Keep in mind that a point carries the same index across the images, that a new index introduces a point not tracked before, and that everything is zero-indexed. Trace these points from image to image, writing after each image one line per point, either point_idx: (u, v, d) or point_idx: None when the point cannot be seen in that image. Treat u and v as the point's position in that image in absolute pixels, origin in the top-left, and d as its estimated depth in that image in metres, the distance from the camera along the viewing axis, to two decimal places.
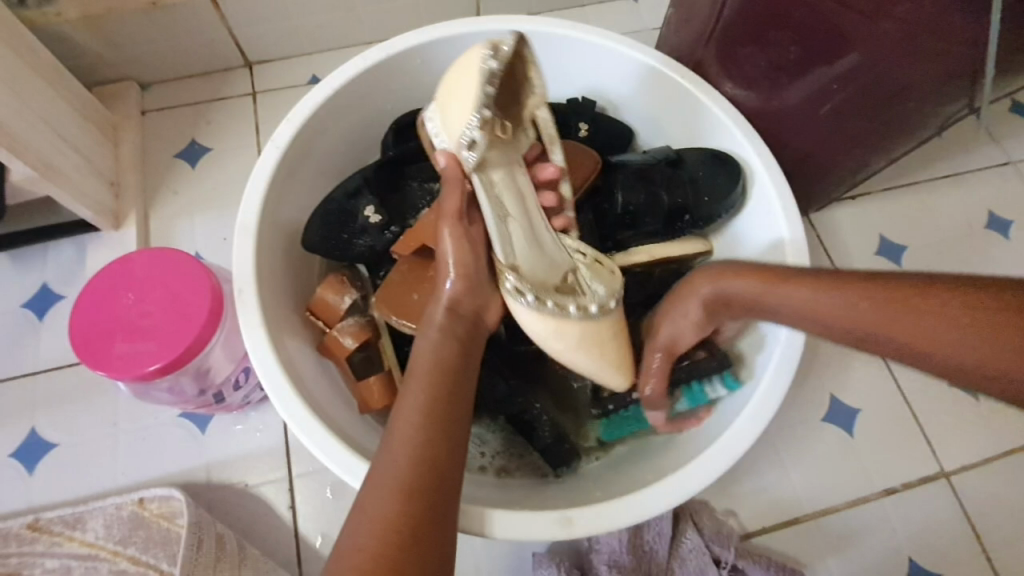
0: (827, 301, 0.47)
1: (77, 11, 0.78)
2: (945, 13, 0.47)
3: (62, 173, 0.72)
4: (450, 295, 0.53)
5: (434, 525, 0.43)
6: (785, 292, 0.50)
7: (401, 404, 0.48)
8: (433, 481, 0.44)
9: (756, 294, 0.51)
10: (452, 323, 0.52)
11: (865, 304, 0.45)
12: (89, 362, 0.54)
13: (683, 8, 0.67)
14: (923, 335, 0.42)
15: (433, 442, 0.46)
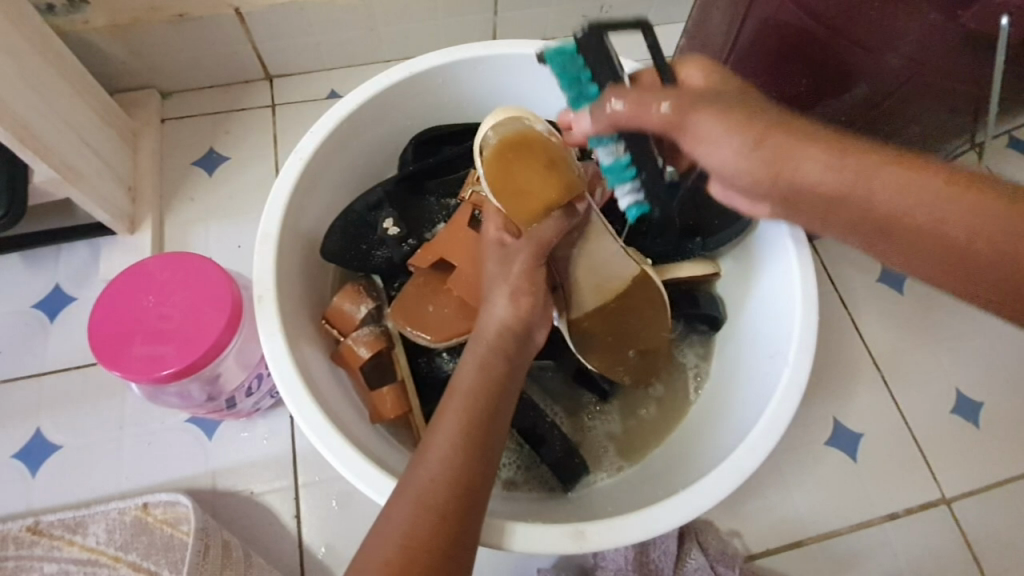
0: (893, 182, 0.36)
1: (106, 20, 0.80)
2: (949, 54, 0.50)
3: (82, 176, 0.73)
4: (503, 316, 0.53)
5: (461, 545, 0.44)
6: (844, 167, 0.37)
7: (437, 423, 0.48)
8: (464, 503, 0.45)
9: (799, 156, 0.38)
10: (500, 344, 0.52)
11: (935, 194, 0.35)
12: (107, 363, 0.54)
13: (698, 38, 0.71)
14: (1010, 238, 0.34)
15: (465, 465, 0.46)
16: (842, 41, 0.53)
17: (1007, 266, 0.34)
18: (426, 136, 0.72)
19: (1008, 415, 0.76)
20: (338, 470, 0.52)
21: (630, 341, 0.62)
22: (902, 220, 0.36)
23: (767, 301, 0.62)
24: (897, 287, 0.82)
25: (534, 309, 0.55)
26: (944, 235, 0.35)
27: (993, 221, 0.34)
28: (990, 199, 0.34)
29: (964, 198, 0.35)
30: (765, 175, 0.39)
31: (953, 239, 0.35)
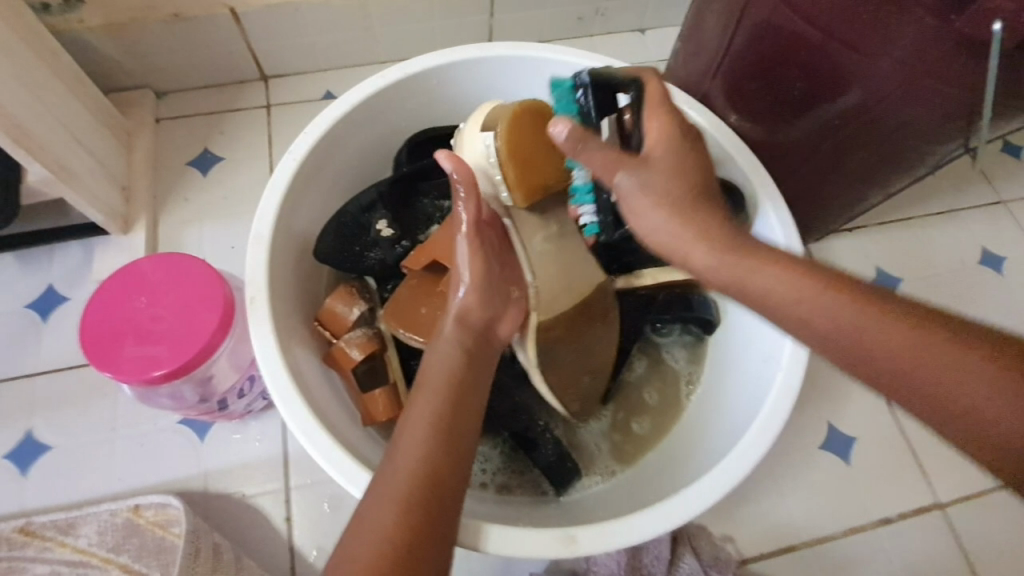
0: (828, 309, 0.42)
1: (101, 19, 0.80)
2: (942, 59, 0.50)
3: (76, 176, 0.73)
4: (463, 304, 0.54)
5: (435, 537, 0.43)
6: (797, 290, 0.43)
7: (408, 416, 0.48)
8: (435, 495, 0.44)
9: (699, 258, 0.45)
10: (464, 332, 0.53)
11: (868, 323, 0.41)
12: (98, 364, 0.54)
13: (693, 41, 0.71)
14: (929, 364, 0.39)
15: (437, 456, 0.46)
16: (835, 43, 0.53)
17: (945, 388, 0.39)
18: (421, 137, 0.72)
19: None
20: (328, 473, 0.52)
21: (585, 366, 0.62)
22: (836, 340, 0.42)
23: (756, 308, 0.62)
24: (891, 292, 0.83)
25: (495, 299, 0.55)
26: (884, 364, 0.41)
27: (921, 353, 0.39)
28: (913, 330, 0.40)
29: (904, 333, 0.40)
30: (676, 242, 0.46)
31: (888, 362, 0.40)
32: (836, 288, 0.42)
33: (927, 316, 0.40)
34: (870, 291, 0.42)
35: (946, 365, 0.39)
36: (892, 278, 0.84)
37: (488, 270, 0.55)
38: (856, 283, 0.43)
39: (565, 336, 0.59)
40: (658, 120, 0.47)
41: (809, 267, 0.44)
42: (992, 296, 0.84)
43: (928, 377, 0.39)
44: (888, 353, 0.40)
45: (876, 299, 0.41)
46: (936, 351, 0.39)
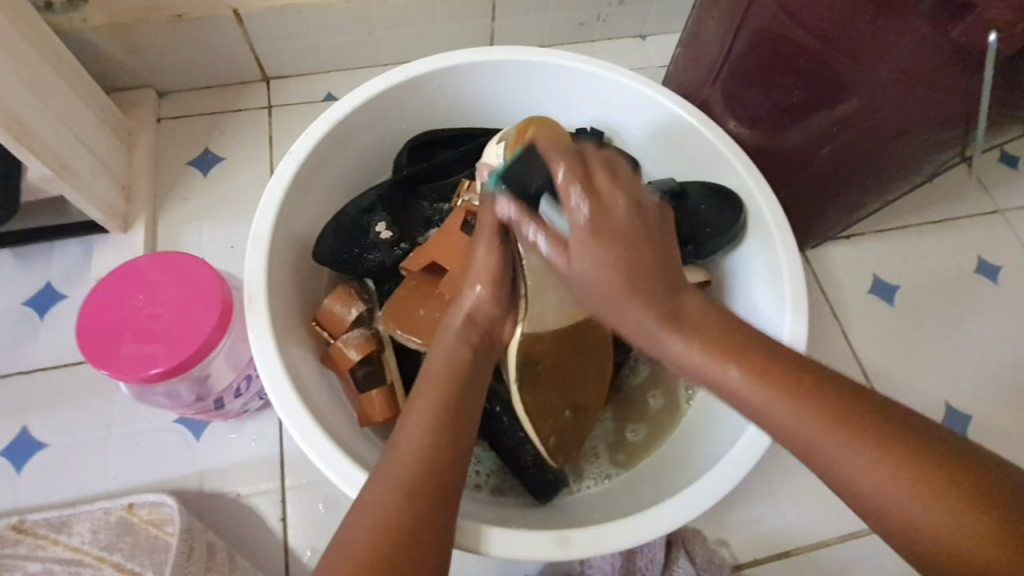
0: (775, 409, 0.40)
1: (104, 19, 0.80)
2: (938, 67, 0.50)
3: (76, 174, 0.73)
4: (474, 301, 0.53)
5: (437, 523, 0.43)
6: (748, 387, 0.41)
7: (410, 407, 0.48)
8: (437, 483, 0.44)
9: (660, 348, 0.44)
10: (470, 327, 0.52)
11: (821, 434, 0.39)
12: (95, 361, 0.54)
13: (693, 48, 0.72)
14: (874, 482, 0.38)
15: (440, 444, 0.46)
16: (833, 52, 0.54)
17: (895, 509, 0.37)
18: (421, 139, 0.72)
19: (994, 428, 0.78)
20: (324, 473, 0.52)
21: (567, 399, 0.61)
22: (785, 437, 0.41)
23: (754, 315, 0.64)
24: (888, 300, 0.83)
25: (506, 296, 0.54)
26: (836, 475, 0.39)
27: (870, 466, 0.38)
28: (865, 444, 0.38)
29: (854, 446, 0.38)
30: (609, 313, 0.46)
31: (840, 473, 0.39)
32: (792, 391, 0.40)
33: (887, 430, 0.38)
34: (834, 390, 0.40)
35: (896, 488, 0.37)
36: (889, 285, 0.84)
37: (501, 269, 0.53)
38: (818, 379, 0.41)
39: (547, 363, 0.58)
40: (590, 212, 0.45)
41: (768, 358, 0.42)
42: (988, 304, 0.84)
43: (875, 496, 0.38)
44: (836, 458, 0.39)
45: (836, 402, 0.40)
46: (887, 471, 0.37)
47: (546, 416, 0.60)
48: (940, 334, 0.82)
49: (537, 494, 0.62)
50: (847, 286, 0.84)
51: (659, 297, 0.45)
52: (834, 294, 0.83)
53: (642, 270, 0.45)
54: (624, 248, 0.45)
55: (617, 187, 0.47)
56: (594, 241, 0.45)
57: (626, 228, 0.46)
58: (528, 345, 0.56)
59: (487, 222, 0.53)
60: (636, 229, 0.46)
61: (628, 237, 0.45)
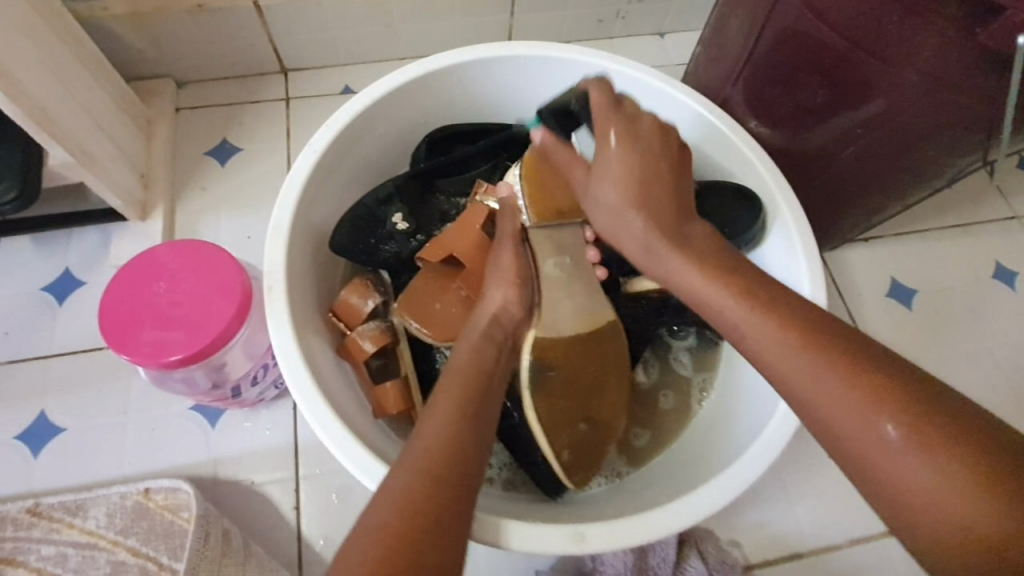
0: (776, 348, 0.42)
1: (126, 8, 0.81)
2: (966, 70, 0.50)
3: (96, 161, 0.73)
4: (501, 301, 0.57)
5: (462, 506, 0.44)
6: (752, 314, 0.44)
7: (432, 401, 0.50)
8: (459, 470, 0.45)
9: (658, 262, 0.50)
10: (491, 328, 0.56)
11: (817, 366, 0.40)
12: (116, 346, 0.55)
13: (714, 46, 0.71)
14: (864, 425, 0.38)
15: (463, 432, 0.47)
16: (858, 53, 0.54)
17: (886, 460, 0.37)
18: (439, 133, 0.73)
19: None
20: (340, 463, 0.52)
21: (581, 409, 0.59)
22: (783, 381, 0.42)
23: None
24: (905, 303, 0.83)
25: (528, 299, 0.58)
26: (822, 412, 0.40)
27: (859, 410, 0.38)
28: (858, 386, 0.39)
29: (850, 391, 0.39)
30: (641, 257, 0.51)
31: (825, 418, 0.40)
32: (796, 326, 0.42)
33: (886, 372, 0.39)
34: (836, 337, 0.41)
35: (885, 431, 0.37)
36: (906, 288, 0.84)
37: (523, 270, 0.59)
38: (824, 323, 0.42)
39: (561, 368, 0.58)
40: (623, 148, 0.52)
41: (774, 300, 0.44)
42: (1005, 310, 0.84)
43: (861, 442, 0.38)
44: (827, 404, 0.39)
45: (835, 344, 0.41)
46: (884, 411, 0.38)
47: (562, 426, 0.59)
48: (957, 338, 0.82)
49: (548, 490, 0.62)
50: (863, 288, 0.83)
51: (669, 228, 0.50)
52: (851, 296, 0.83)
53: (660, 185, 0.51)
54: (642, 160, 0.52)
55: (640, 110, 0.54)
56: (620, 165, 0.51)
57: (637, 153, 0.52)
58: (541, 348, 0.57)
59: (507, 236, 0.61)
60: (659, 155, 0.52)
61: (650, 153, 0.52)
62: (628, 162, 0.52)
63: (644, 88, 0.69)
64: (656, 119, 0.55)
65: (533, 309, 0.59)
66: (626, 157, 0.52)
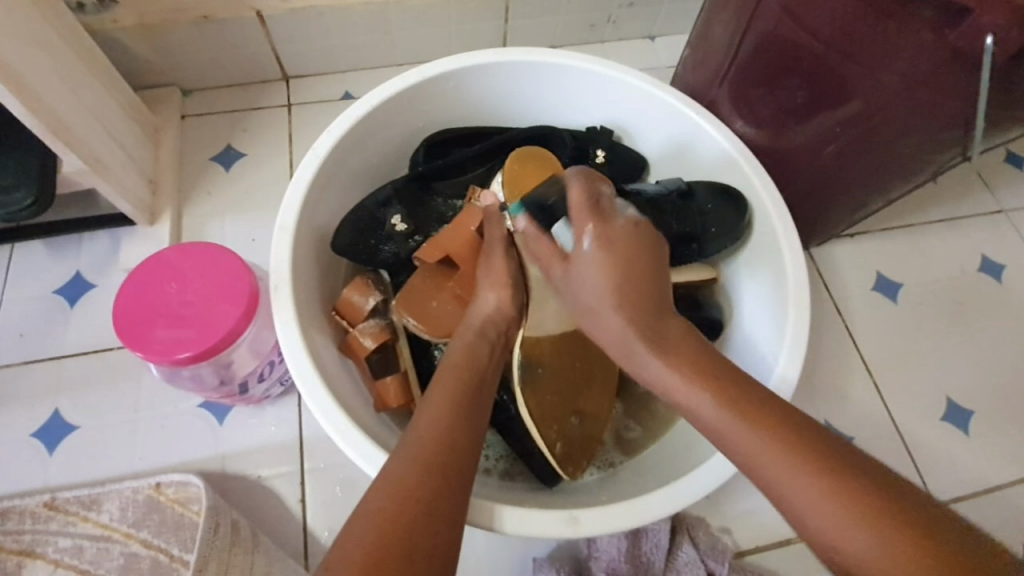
0: (745, 437, 0.42)
1: (133, 19, 0.84)
2: (939, 70, 0.52)
3: (108, 168, 0.76)
4: (493, 304, 0.59)
5: (454, 494, 0.45)
6: (727, 424, 0.43)
7: (427, 396, 0.51)
8: (453, 457, 0.47)
9: (640, 361, 0.48)
10: (486, 327, 0.58)
11: (781, 467, 0.41)
12: (129, 344, 0.57)
13: (700, 49, 0.74)
14: (829, 520, 0.39)
15: (455, 426, 0.49)
16: (836, 55, 0.56)
17: (848, 545, 0.38)
18: (437, 137, 0.75)
19: (997, 424, 0.80)
20: (342, 449, 0.55)
21: (570, 406, 0.64)
22: (748, 466, 0.42)
23: (758, 338, 0.65)
24: (892, 297, 0.85)
25: (519, 302, 0.60)
26: (793, 508, 0.40)
27: (837, 515, 0.39)
28: (833, 486, 0.39)
29: (809, 480, 0.40)
30: (619, 354, 0.50)
31: (799, 513, 0.40)
32: (775, 428, 0.42)
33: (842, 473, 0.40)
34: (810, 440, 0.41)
35: (853, 524, 0.38)
36: (893, 283, 0.86)
37: (515, 273, 0.60)
38: (784, 414, 0.43)
39: (546, 365, 0.62)
40: (602, 252, 0.50)
41: (743, 394, 0.44)
42: (992, 303, 0.86)
43: (830, 531, 0.39)
44: (795, 497, 0.40)
45: (794, 437, 0.42)
46: (847, 508, 0.39)
47: (550, 421, 0.62)
48: (943, 331, 0.84)
49: (543, 478, 0.64)
50: (851, 283, 0.86)
51: (648, 319, 0.48)
52: (839, 291, 0.85)
53: (642, 279, 0.50)
54: (620, 264, 0.50)
55: (619, 210, 0.53)
56: (593, 267, 0.50)
57: (616, 258, 0.50)
58: (527, 347, 0.62)
59: (495, 239, 0.61)
60: (634, 246, 0.51)
61: (625, 255, 0.50)
62: (602, 261, 0.50)
63: (634, 90, 0.72)
64: (636, 216, 0.53)
65: (523, 309, 0.61)
66: (600, 252, 0.50)
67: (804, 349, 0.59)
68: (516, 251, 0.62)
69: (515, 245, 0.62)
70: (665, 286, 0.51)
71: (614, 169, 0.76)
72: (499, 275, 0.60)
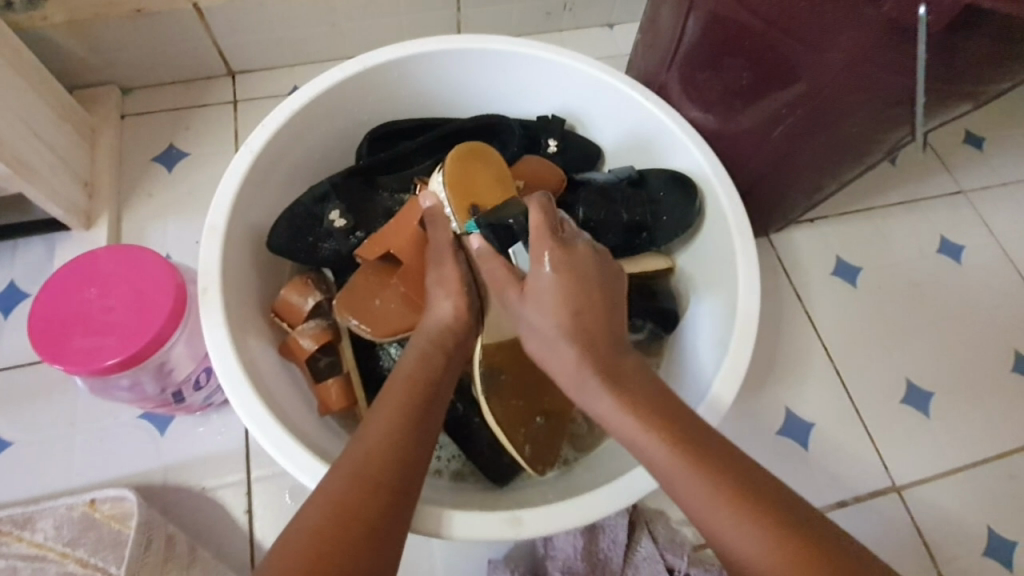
0: (679, 467, 0.44)
1: (63, 16, 0.80)
2: (878, 45, 0.50)
3: (35, 170, 0.72)
4: (449, 312, 0.57)
5: (396, 517, 0.43)
6: (673, 463, 0.44)
7: (373, 411, 0.49)
8: (400, 475, 0.45)
9: (590, 395, 0.49)
10: (442, 338, 0.55)
11: (712, 503, 0.42)
12: (47, 355, 0.54)
13: (649, 34, 0.73)
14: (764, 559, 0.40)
15: (402, 443, 0.47)
16: (776, 33, 0.55)
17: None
18: (381, 131, 0.73)
19: (956, 404, 0.79)
20: (277, 462, 0.52)
21: (536, 405, 0.61)
22: (693, 511, 0.43)
23: (705, 352, 0.64)
24: (851, 281, 0.84)
25: (475, 308, 0.59)
26: (724, 546, 0.42)
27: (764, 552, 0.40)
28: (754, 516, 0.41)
29: (743, 522, 0.41)
30: (571, 385, 0.50)
31: (731, 549, 0.42)
32: (705, 463, 0.44)
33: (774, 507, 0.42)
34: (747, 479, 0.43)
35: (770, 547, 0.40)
36: (852, 266, 0.85)
37: (470, 278, 0.59)
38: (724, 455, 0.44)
39: (510, 372, 0.60)
40: (557, 273, 0.51)
41: (689, 437, 0.45)
42: (951, 284, 0.85)
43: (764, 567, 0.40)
44: (724, 533, 0.42)
45: (720, 468, 0.43)
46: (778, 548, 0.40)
47: (517, 425, 0.60)
48: (903, 313, 0.83)
49: (494, 476, 0.62)
50: (811, 268, 0.85)
51: (607, 364, 0.49)
52: (798, 276, 0.84)
53: (598, 317, 0.51)
54: (575, 288, 0.51)
55: (579, 236, 0.54)
56: (550, 288, 0.51)
57: (567, 285, 0.51)
58: (488, 354, 0.59)
59: (445, 243, 0.60)
60: (593, 272, 0.53)
61: (584, 274, 0.52)
62: (562, 288, 0.51)
63: (580, 77, 0.70)
64: (592, 245, 0.55)
65: (480, 313, 0.60)
66: (558, 273, 0.51)
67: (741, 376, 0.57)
68: (466, 256, 0.60)
69: (465, 246, 0.61)
70: (620, 309, 0.53)
71: (566, 158, 0.75)
72: (457, 283, 0.58)
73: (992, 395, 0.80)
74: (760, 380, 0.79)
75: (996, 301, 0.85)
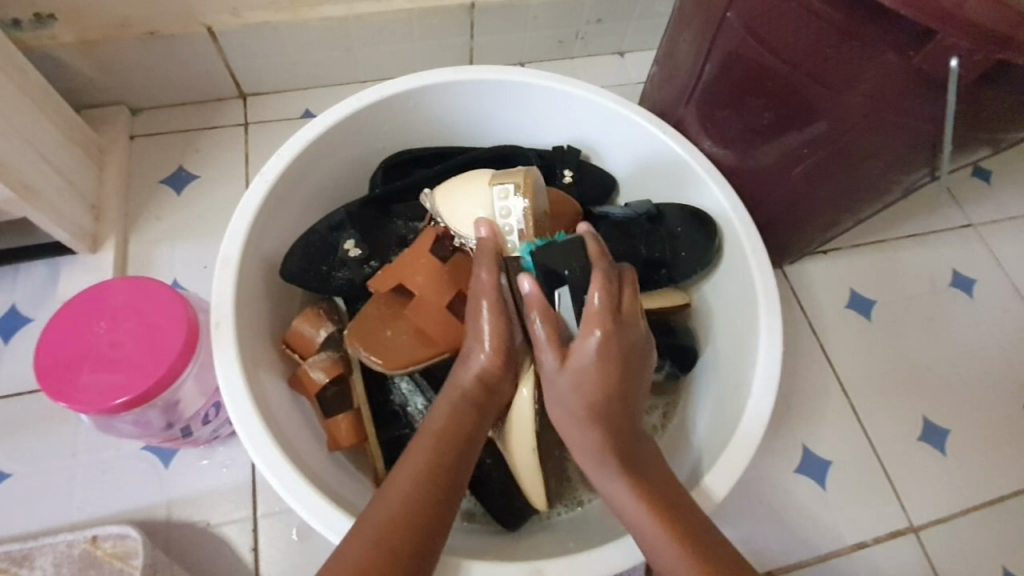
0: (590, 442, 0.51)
1: (75, 36, 0.79)
2: (907, 91, 0.50)
3: (41, 195, 0.71)
4: (483, 366, 0.53)
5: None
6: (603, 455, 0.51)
7: (396, 466, 0.49)
8: (421, 538, 0.45)
9: (576, 431, 0.52)
10: (475, 391, 0.53)
11: None
12: (54, 393, 0.53)
13: (666, 67, 0.73)
14: None
15: (424, 503, 0.46)
16: (800, 76, 0.54)
17: None
18: (399, 158, 0.72)
19: (971, 441, 0.79)
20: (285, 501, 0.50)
21: None
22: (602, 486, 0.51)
23: (724, 388, 0.63)
24: (865, 314, 0.84)
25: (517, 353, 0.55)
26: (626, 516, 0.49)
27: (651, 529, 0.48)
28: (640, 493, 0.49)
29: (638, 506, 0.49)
30: (565, 421, 0.52)
31: None
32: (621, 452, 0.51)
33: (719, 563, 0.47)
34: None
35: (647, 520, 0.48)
36: (866, 299, 0.85)
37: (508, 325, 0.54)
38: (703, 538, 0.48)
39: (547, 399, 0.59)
40: (604, 349, 0.50)
41: (690, 531, 0.48)
42: (964, 319, 0.85)
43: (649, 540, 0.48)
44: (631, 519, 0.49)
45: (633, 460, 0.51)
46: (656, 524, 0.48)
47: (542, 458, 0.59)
48: (917, 347, 0.83)
49: (505, 519, 0.61)
50: (824, 301, 0.84)
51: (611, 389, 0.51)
52: (812, 309, 0.84)
53: (615, 371, 0.51)
54: (613, 369, 0.51)
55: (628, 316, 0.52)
56: (592, 370, 0.50)
57: (611, 362, 0.51)
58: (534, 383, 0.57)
59: (483, 284, 0.54)
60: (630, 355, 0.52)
61: (623, 359, 0.51)
62: (599, 369, 0.50)
63: (600, 111, 0.69)
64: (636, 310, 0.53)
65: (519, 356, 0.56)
66: (600, 354, 0.50)
67: (774, 394, 0.57)
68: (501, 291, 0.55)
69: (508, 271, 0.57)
70: (637, 377, 0.53)
71: (582, 189, 0.74)
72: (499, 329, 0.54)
73: (1007, 434, 0.79)
74: (776, 415, 0.78)
75: (1008, 336, 0.85)
